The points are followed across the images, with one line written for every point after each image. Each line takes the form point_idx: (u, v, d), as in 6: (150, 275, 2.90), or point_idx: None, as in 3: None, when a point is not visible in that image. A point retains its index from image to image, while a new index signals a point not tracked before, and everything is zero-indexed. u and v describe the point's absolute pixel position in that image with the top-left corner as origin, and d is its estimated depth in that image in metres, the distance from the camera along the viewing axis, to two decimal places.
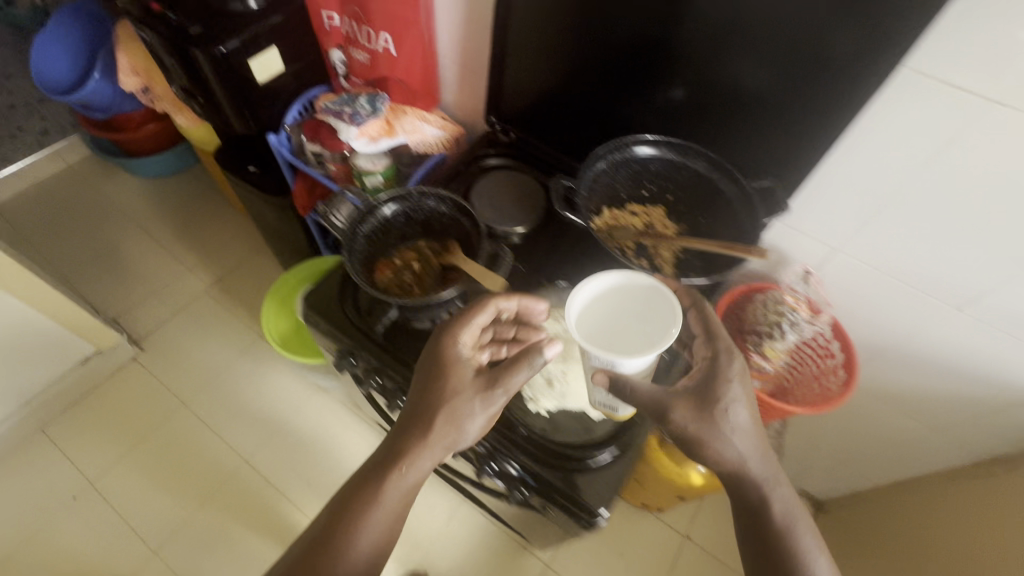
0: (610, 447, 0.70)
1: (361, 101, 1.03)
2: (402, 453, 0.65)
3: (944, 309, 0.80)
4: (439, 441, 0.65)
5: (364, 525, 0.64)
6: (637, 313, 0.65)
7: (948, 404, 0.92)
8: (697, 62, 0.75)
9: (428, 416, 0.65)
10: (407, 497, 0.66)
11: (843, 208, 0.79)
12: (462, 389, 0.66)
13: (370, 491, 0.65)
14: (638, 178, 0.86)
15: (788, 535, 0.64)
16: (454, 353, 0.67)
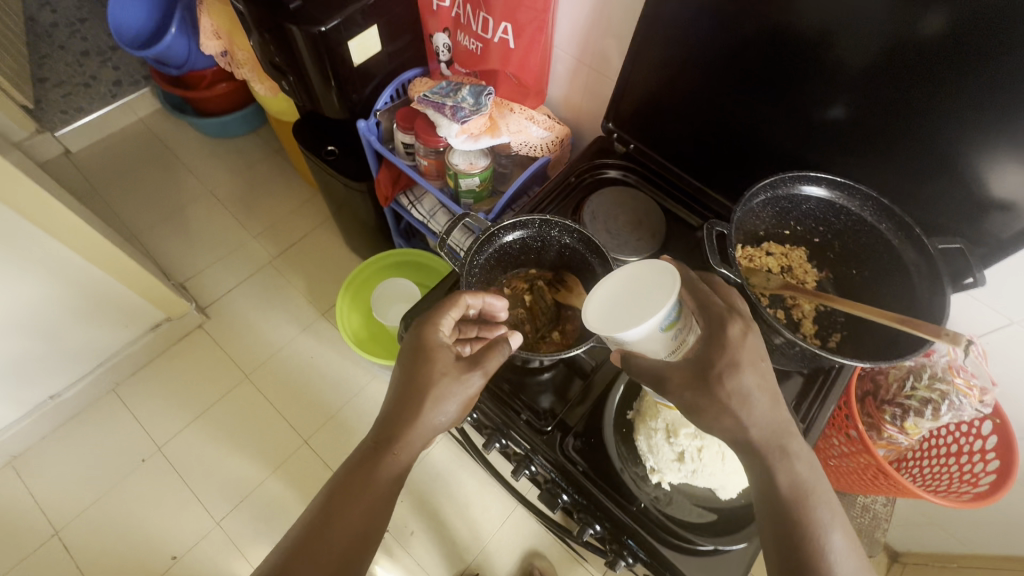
0: (740, 538, 0.61)
1: (465, 94, 0.93)
2: (390, 437, 0.62)
3: None
4: (424, 427, 0.62)
5: (348, 515, 0.60)
6: (642, 288, 0.58)
7: None
8: (898, 97, 0.62)
9: (412, 401, 0.62)
10: (391, 487, 0.62)
11: None
12: (438, 373, 0.62)
13: (357, 480, 0.61)
14: (784, 217, 0.75)
15: (802, 518, 0.51)
16: (431, 340, 0.64)
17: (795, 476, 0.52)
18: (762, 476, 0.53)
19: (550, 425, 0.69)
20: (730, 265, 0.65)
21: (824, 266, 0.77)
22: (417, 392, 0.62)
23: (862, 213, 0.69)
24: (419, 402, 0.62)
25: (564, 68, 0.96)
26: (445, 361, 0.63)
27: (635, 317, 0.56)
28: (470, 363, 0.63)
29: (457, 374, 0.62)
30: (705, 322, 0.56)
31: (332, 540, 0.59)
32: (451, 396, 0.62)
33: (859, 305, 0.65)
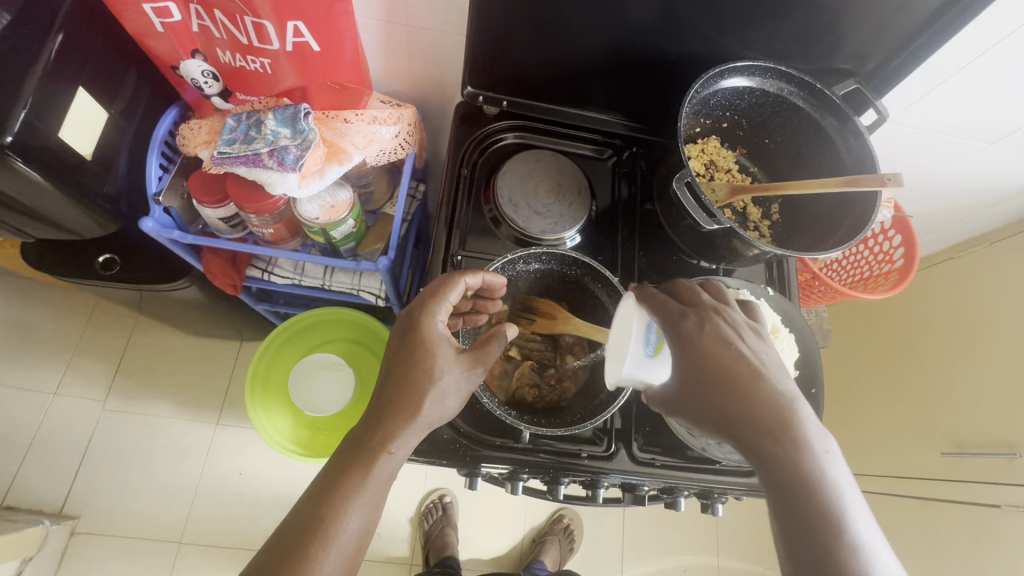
0: None
1: (274, 125, 0.68)
2: (383, 437, 0.50)
3: (977, 146, 0.83)
4: (424, 420, 0.52)
5: (338, 527, 0.47)
6: (622, 322, 0.57)
7: (952, 211, 1.02)
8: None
9: (404, 394, 0.51)
10: (383, 494, 0.50)
11: (908, 87, 0.73)
12: (438, 370, 0.53)
13: (350, 488, 0.48)
14: (699, 112, 0.71)
15: (820, 516, 0.41)
16: (431, 326, 0.54)
17: (797, 472, 0.42)
18: (764, 477, 0.43)
19: (611, 444, 0.65)
20: (711, 214, 0.62)
21: (735, 145, 0.77)
22: (411, 384, 0.52)
23: (772, 91, 0.67)
24: (416, 399, 0.51)
25: (371, 36, 0.74)
26: (450, 355, 0.54)
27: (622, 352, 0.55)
28: (474, 357, 0.55)
29: (464, 369, 0.54)
30: (702, 356, 0.47)
31: (324, 558, 0.46)
32: (454, 391, 0.54)
33: (802, 182, 0.66)
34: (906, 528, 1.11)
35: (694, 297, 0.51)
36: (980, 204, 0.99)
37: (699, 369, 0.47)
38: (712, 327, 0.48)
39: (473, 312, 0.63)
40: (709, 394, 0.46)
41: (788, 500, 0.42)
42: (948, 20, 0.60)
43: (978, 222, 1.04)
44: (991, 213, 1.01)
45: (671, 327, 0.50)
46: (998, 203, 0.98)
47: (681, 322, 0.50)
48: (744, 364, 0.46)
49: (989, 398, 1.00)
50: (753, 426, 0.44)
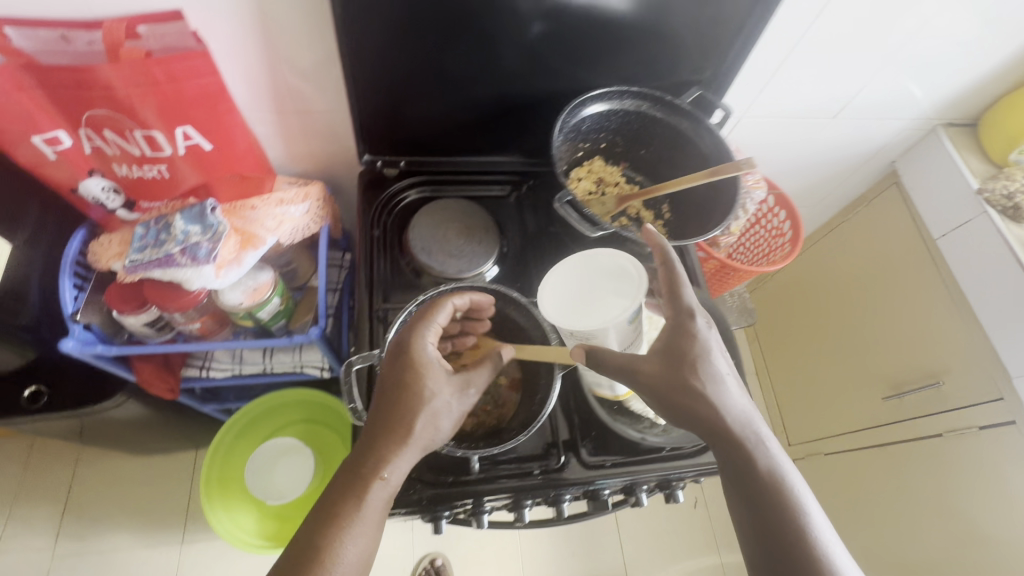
0: None
1: (183, 225, 0.71)
2: (376, 464, 0.52)
3: (823, 122, 0.95)
4: (415, 443, 0.53)
5: (337, 554, 0.49)
6: (611, 286, 0.63)
7: (827, 182, 1.14)
8: (606, 9, 0.66)
9: (395, 420, 0.53)
10: (380, 520, 0.52)
11: (746, 85, 0.84)
12: (430, 392, 0.55)
13: (348, 516, 0.50)
14: (574, 142, 0.79)
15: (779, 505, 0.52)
16: (423, 347, 0.57)
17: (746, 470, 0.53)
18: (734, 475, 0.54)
19: (560, 456, 0.68)
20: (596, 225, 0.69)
21: (618, 160, 0.86)
22: (401, 409, 0.54)
23: (632, 109, 0.76)
24: (407, 422, 0.53)
25: (267, 127, 0.79)
26: (443, 378, 0.56)
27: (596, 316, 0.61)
28: (464, 379, 0.57)
29: (456, 390, 0.56)
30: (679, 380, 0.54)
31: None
32: (448, 413, 0.56)
33: (675, 181, 0.74)
34: (872, 476, 1.16)
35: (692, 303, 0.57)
36: (848, 172, 1.11)
37: (682, 371, 0.55)
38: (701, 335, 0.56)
39: (463, 333, 0.68)
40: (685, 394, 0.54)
41: (747, 494, 0.53)
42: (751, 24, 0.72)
43: (852, 186, 1.16)
44: (859, 177, 1.13)
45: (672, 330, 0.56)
46: (862, 168, 1.11)
47: (683, 323, 0.56)
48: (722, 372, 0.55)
49: (906, 338, 1.09)
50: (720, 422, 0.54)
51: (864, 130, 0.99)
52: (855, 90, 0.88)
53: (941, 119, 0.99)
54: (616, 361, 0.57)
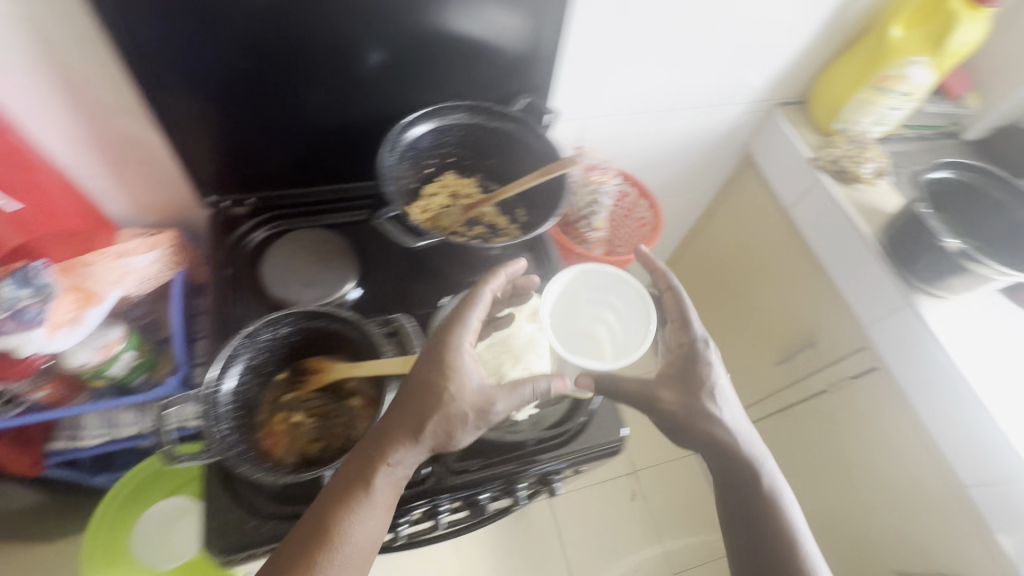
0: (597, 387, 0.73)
1: (10, 290, 0.68)
2: (384, 453, 0.54)
3: (665, 114, 1.01)
4: (428, 440, 0.54)
5: (344, 535, 0.52)
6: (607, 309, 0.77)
7: (692, 171, 1.21)
8: (410, 27, 0.71)
9: (409, 415, 0.54)
10: (387, 505, 0.54)
11: (576, 89, 0.89)
12: (454, 396, 0.54)
13: (358, 502, 0.52)
14: (417, 161, 0.82)
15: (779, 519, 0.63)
16: (452, 339, 0.56)
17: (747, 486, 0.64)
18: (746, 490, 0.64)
19: (424, 467, 0.68)
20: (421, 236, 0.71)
21: (470, 173, 0.88)
22: (422, 406, 0.54)
23: (463, 123, 0.81)
24: (423, 417, 0.54)
25: (103, 181, 0.77)
26: (470, 387, 0.55)
27: (577, 319, 0.78)
28: (493, 392, 0.56)
29: (480, 399, 0.55)
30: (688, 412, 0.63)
31: (336, 562, 0.51)
32: (471, 421, 0.55)
33: (512, 185, 0.78)
34: (779, 443, 1.22)
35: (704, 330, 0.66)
36: (707, 159, 1.18)
37: (699, 398, 0.63)
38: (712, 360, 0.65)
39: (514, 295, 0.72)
40: (699, 418, 0.63)
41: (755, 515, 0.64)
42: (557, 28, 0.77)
43: (716, 172, 1.24)
44: (719, 163, 1.21)
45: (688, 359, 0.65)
46: (718, 154, 1.18)
47: (697, 349, 0.65)
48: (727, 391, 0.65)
49: (783, 305, 1.16)
50: (733, 443, 0.63)
51: (705, 119, 1.06)
52: (682, 82, 0.95)
53: (774, 100, 1.07)
54: (634, 393, 0.63)
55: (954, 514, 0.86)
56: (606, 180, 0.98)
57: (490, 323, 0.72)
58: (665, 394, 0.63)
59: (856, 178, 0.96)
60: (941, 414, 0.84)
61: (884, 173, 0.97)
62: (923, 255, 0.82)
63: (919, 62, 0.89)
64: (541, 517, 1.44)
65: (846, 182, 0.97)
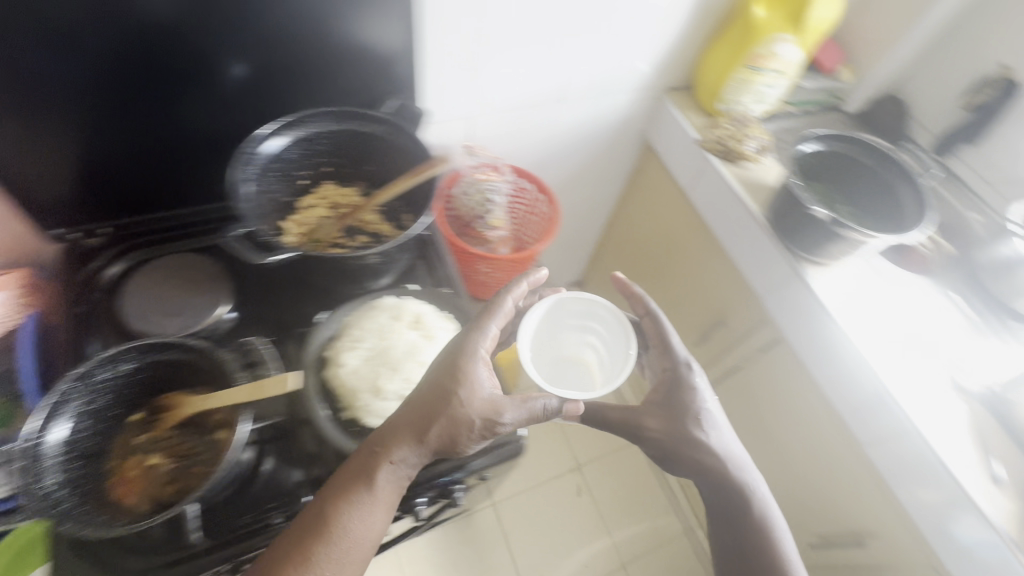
0: None
1: None
2: (388, 448, 0.55)
3: (553, 107, 1.01)
4: (434, 437, 0.56)
5: (341, 529, 0.53)
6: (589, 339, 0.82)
7: (595, 163, 1.21)
8: (256, 29, 0.68)
9: (418, 411, 0.57)
10: (387, 503, 0.56)
11: (452, 88, 0.87)
12: (463, 400, 0.57)
13: (358, 496, 0.54)
14: (286, 174, 0.77)
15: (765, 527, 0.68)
16: (469, 344, 0.61)
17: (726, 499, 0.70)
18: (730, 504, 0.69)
19: (305, 495, 0.64)
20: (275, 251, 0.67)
21: (349, 180, 0.84)
22: (431, 405, 0.57)
23: (326, 130, 0.77)
24: (430, 413, 0.56)
25: None
26: (480, 394, 0.58)
27: (563, 345, 0.84)
28: (505, 402, 0.58)
29: (488, 405, 0.57)
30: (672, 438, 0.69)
31: (331, 556, 0.52)
32: (476, 429, 0.57)
33: (388, 189, 0.77)
34: None
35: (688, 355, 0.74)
36: (607, 150, 1.19)
37: (684, 424, 0.69)
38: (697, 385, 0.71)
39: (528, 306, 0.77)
40: (683, 443, 0.69)
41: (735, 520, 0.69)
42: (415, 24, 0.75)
43: (619, 162, 1.25)
44: (620, 153, 1.21)
45: (673, 384, 0.72)
46: (617, 144, 1.19)
47: (681, 374, 0.72)
48: (714, 416, 0.71)
49: (693, 287, 1.18)
50: (723, 468, 0.69)
51: (596, 110, 1.07)
52: (564, 74, 0.95)
53: (661, 85, 1.09)
54: (619, 419, 0.70)
55: (859, 476, 0.87)
56: (497, 180, 0.96)
57: (366, 335, 0.69)
58: (650, 419, 0.70)
59: (740, 156, 0.98)
60: (836, 378, 0.85)
61: (766, 150, 1.00)
62: (800, 225, 0.84)
63: (787, 40, 0.91)
64: (486, 526, 1.42)
65: (732, 161, 0.99)
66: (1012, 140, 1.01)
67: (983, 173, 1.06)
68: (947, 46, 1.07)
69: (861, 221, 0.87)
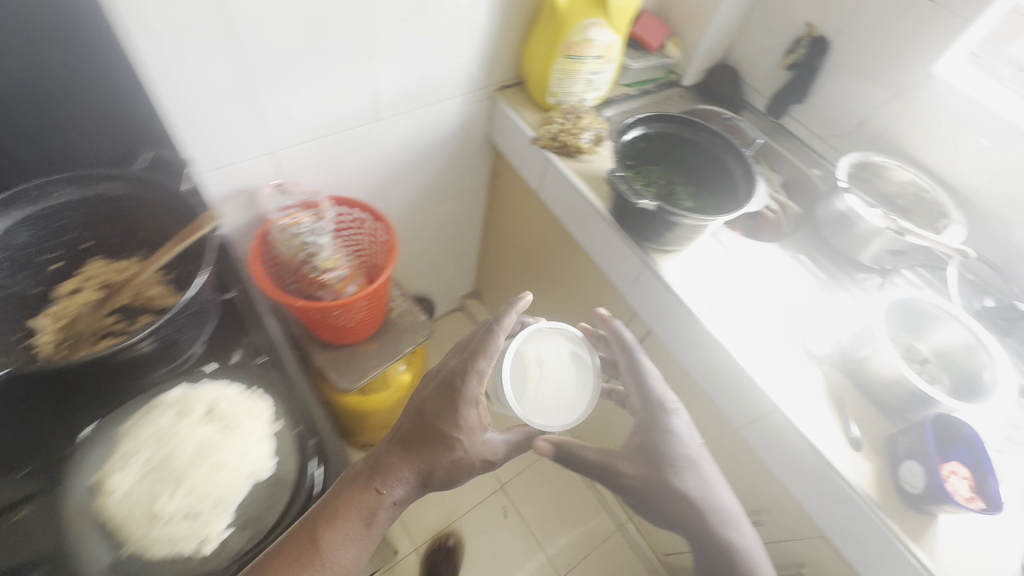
0: (314, 458, 0.64)
1: None
2: (387, 484, 0.59)
3: (371, 125, 0.91)
4: (435, 472, 0.61)
5: (331, 560, 0.55)
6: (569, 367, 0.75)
7: (444, 175, 1.13)
8: None
9: (417, 446, 0.62)
10: (376, 533, 0.59)
11: (233, 126, 0.74)
12: (462, 444, 0.62)
13: (354, 532, 0.57)
14: (19, 264, 0.63)
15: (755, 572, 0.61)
16: (470, 386, 0.64)
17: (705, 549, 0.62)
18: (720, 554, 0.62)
19: None
20: None
21: (122, 252, 0.72)
22: (432, 443, 0.62)
23: (59, 202, 0.62)
24: (429, 449, 0.61)
25: None
26: (478, 439, 0.63)
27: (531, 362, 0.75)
28: (497, 442, 0.65)
29: (484, 450, 0.63)
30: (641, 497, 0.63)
31: None
32: (472, 472, 0.63)
33: (148, 262, 0.66)
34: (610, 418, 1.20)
35: (669, 398, 0.69)
36: (453, 160, 1.11)
37: (660, 471, 0.64)
38: (675, 428, 0.67)
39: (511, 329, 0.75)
40: (663, 491, 0.63)
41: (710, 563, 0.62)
42: (145, 62, 0.62)
43: (471, 169, 1.17)
44: (468, 160, 1.14)
45: (653, 429, 0.67)
46: (462, 152, 1.11)
47: (656, 416, 0.68)
48: (693, 463, 0.65)
49: (568, 286, 1.13)
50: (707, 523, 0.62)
51: (424, 121, 0.98)
52: (370, 89, 0.86)
53: (492, 85, 1.02)
54: (595, 462, 0.64)
55: (744, 459, 0.86)
56: (303, 215, 0.85)
57: (142, 446, 0.58)
58: (623, 464, 0.64)
59: (578, 151, 0.93)
60: (703, 368, 0.83)
61: (603, 139, 0.95)
62: (638, 218, 0.80)
63: (595, 24, 0.88)
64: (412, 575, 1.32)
65: (571, 157, 0.95)
66: (831, 94, 1.03)
67: (814, 128, 1.09)
68: (760, 9, 1.08)
69: (701, 203, 0.84)
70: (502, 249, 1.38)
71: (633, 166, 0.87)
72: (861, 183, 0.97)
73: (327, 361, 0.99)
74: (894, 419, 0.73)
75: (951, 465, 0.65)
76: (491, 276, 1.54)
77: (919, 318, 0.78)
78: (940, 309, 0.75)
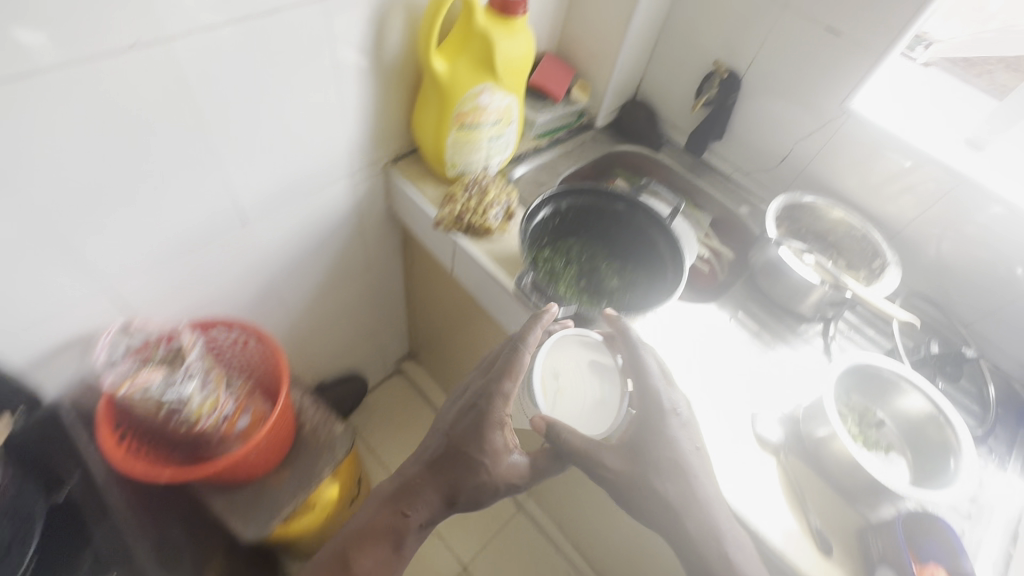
0: None
1: None
2: (414, 508, 0.62)
3: (235, 232, 0.76)
4: (462, 489, 0.63)
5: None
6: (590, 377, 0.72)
7: (344, 258, 0.99)
8: None
9: (448, 464, 0.64)
10: (401, 555, 0.61)
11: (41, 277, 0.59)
12: (491, 462, 0.63)
13: (382, 556, 0.60)
14: None
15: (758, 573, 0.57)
16: (496, 410, 0.64)
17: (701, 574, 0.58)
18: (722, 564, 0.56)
19: None
20: None
21: None
22: (459, 463, 0.63)
23: None
24: (459, 467, 0.63)
25: None
26: (503, 459, 0.64)
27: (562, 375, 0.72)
28: (517, 461, 0.65)
29: (507, 465, 0.64)
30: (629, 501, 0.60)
31: None
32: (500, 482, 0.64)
33: None
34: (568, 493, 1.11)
35: (672, 400, 0.64)
36: (352, 241, 0.97)
37: (649, 480, 0.60)
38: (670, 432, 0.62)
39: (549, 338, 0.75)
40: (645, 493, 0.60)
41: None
42: None
43: (377, 244, 1.04)
44: (371, 236, 1.01)
45: (644, 431, 0.62)
46: (361, 232, 0.98)
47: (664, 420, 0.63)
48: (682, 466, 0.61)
49: None
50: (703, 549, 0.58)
51: (308, 211, 0.84)
52: (227, 196, 0.71)
53: (382, 158, 0.89)
54: (584, 450, 0.61)
55: None
56: (149, 371, 0.68)
57: None
58: (610, 456, 0.61)
59: (486, 230, 0.82)
60: None
61: (513, 214, 0.85)
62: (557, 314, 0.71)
63: (485, 90, 0.77)
64: None
65: (481, 236, 0.84)
66: (750, 128, 0.97)
67: (738, 163, 1.03)
68: (667, 42, 1.00)
69: (626, 280, 0.77)
70: (430, 315, 1.26)
71: (549, 246, 0.78)
72: (791, 225, 0.92)
73: (227, 507, 0.83)
74: (858, 504, 0.67)
75: (930, 569, 0.59)
76: (424, 339, 1.41)
77: (874, 381, 0.73)
78: (898, 375, 0.70)
